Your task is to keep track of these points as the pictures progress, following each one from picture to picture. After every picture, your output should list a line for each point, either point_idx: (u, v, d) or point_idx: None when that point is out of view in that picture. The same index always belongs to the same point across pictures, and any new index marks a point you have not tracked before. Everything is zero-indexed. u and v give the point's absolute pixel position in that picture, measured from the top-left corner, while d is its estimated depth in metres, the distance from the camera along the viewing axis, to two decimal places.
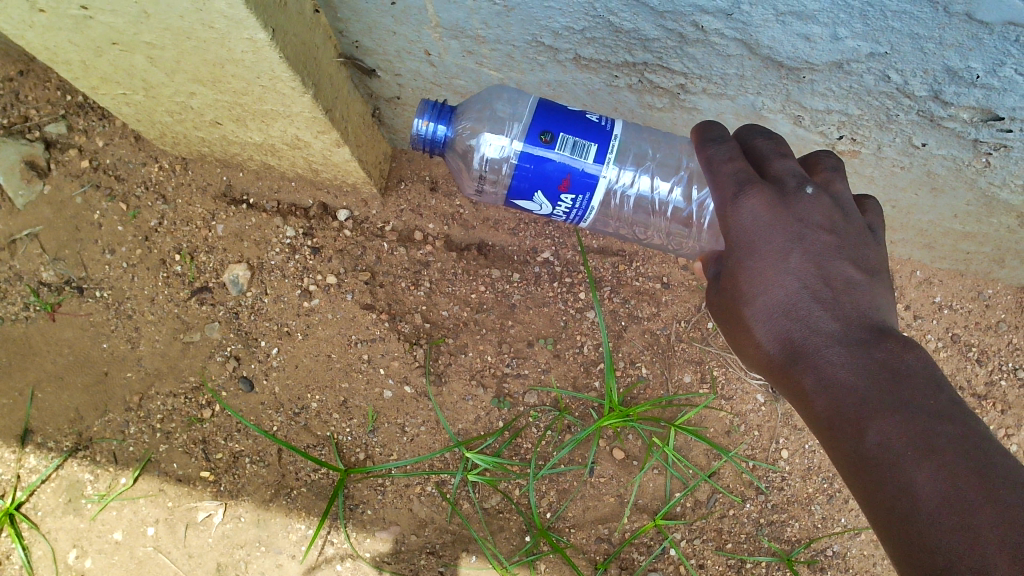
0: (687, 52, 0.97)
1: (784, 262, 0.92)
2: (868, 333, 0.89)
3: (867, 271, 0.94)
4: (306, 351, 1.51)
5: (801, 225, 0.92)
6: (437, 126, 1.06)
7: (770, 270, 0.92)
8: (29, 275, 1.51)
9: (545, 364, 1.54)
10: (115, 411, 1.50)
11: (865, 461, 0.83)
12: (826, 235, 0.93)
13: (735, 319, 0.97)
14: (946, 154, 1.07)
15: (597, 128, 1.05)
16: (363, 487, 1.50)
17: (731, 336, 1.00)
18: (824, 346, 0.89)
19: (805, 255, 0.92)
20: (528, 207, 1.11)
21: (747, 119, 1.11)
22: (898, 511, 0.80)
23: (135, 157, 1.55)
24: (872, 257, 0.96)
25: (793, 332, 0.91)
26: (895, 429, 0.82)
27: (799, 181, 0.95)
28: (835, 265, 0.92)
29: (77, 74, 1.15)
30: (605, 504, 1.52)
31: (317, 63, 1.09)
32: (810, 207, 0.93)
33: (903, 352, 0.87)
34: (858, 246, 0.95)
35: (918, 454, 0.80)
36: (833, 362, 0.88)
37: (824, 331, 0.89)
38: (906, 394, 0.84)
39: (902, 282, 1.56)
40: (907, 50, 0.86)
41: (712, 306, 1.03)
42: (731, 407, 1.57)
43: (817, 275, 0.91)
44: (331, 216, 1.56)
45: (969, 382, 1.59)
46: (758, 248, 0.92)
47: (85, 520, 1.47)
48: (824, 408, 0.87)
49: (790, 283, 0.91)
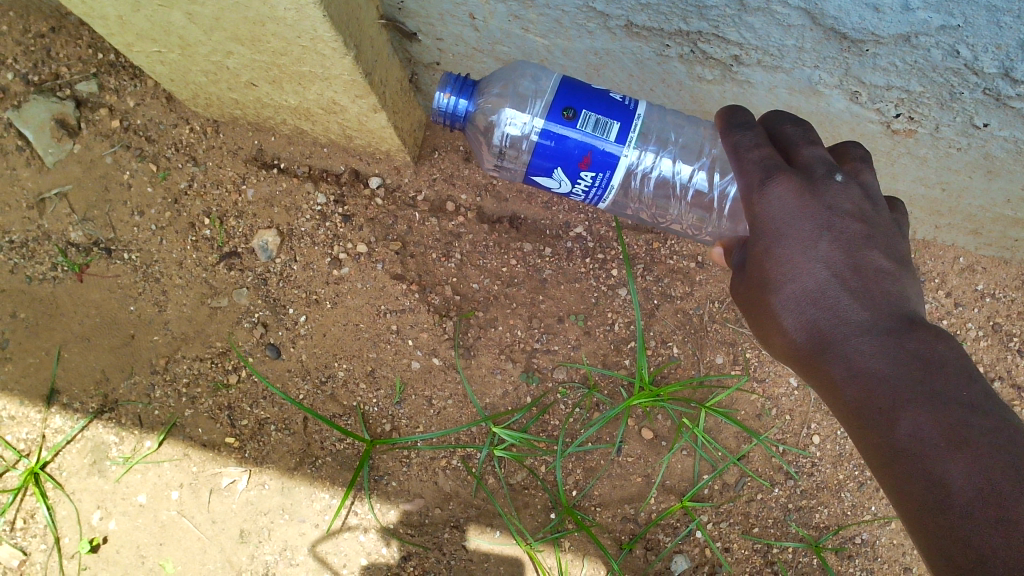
0: (746, 21, 0.93)
1: (814, 250, 0.88)
2: (899, 322, 0.86)
3: (897, 261, 0.91)
4: (334, 320, 1.49)
5: (830, 212, 0.89)
6: (459, 100, 1.05)
7: (797, 259, 0.89)
8: (57, 234, 1.49)
9: (576, 341, 1.52)
10: (141, 374, 1.49)
11: (896, 453, 0.81)
12: (856, 223, 0.90)
13: (761, 308, 0.93)
14: (1008, 136, 1.03)
15: (620, 107, 1.02)
16: (388, 458, 1.49)
17: (755, 326, 0.96)
18: (853, 336, 0.86)
19: (834, 242, 0.89)
20: (548, 184, 1.08)
21: (800, 94, 1.07)
22: (929, 503, 0.78)
23: (166, 118, 1.52)
24: (901, 248, 0.93)
25: (822, 321, 0.87)
26: (928, 421, 0.80)
27: (827, 169, 0.92)
28: (865, 253, 0.89)
29: (113, 30, 1.13)
30: (632, 484, 1.50)
31: (359, 23, 1.06)
32: (839, 195, 0.90)
33: (935, 342, 0.84)
34: (888, 236, 0.92)
35: (951, 445, 0.78)
36: (863, 351, 0.85)
37: (854, 320, 0.86)
38: (938, 385, 0.81)
39: (944, 268, 1.52)
40: (982, 23, 0.83)
41: (735, 295, 0.99)
42: (763, 390, 1.54)
43: (845, 263, 0.88)
44: (362, 183, 1.54)
45: (1009, 373, 1.55)
46: (786, 236, 0.89)
47: (110, 482, 1.48)
48: (854, 398, 0.85)
49: (819, 271, 0.88)
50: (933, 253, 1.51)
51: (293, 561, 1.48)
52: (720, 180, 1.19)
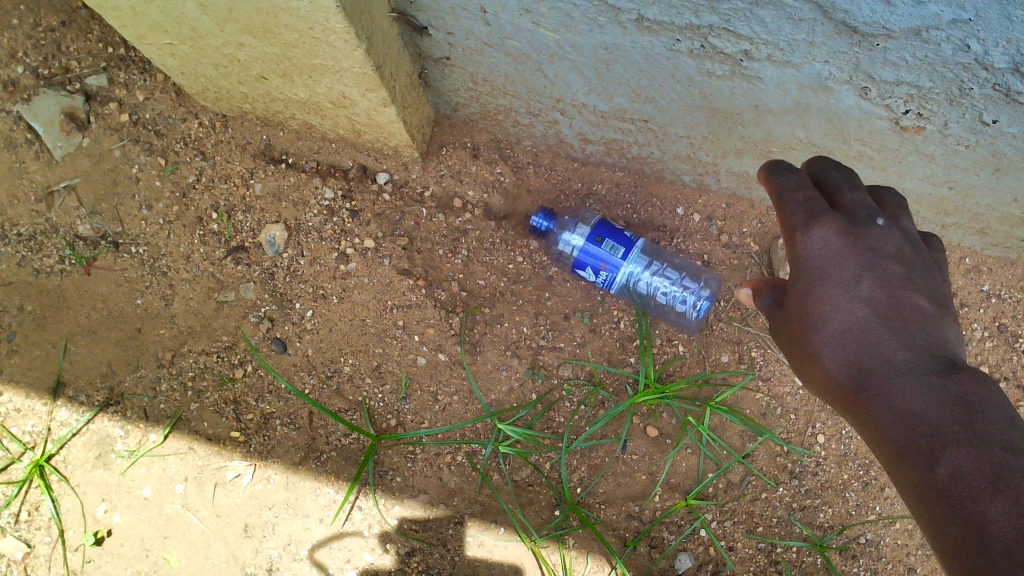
0: (757, 15, 0.94)
1: (854, 290, 0.94)
2: (943, 364, 0.89)
3: (939, 304, 0.95)
4: (341, 315, 1.49)
5: (872, 254, 0.94)
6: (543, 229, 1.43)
7: (839, 297, 0.95)
8: (65, 228, 1.50)
9: (581, 338, 1.52)
10: (147, 367, 1.49)
11: (936, 494, 0.81)
12: (897, 266, 0.95)
13: (806, 348, 0.98)
14: (1016, 133, 1.04)
15: None
16: (393, 453, 1.49)
17: (801, 367, 1.01)
18: (897, 376, 0.89)
19: (875, 284, 0.94)
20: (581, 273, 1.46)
21: (810, 90, 1.08)
22: (968, 546, 0.77)
23: (175, 113, 1.53)
24: (942, 292, 0.97)
25: (865, 360, 0.92)
26: (967, 460, 0.81)
27: (870, 213, 0.96)
28: (905, 295, 0.94)
29: (125, 22, 1.14)
30: (636, 482, 1.51)
31: (371, 16, 1.06)
32: (879, 238, 0.95)
33: (977, 384, 0.86)
34: (929, 280, 0.97)
35: (992, 487, 0.78)
36: (906, 391, 0.88)
37: (896, 360, 0.90)
38: (980, 426, 0.83)
39: (950, 269, 1.52)
40: (993, 17, 0.83)
41: (781, 340, 1.04)
42: (768, 388, 1.53)
43: (888, 304, 0.93)
44: (370, 179, 1.54)
45: (1015, 374, 1.55)
46: (826, 276, 0.95)
47: (115, 474, 1.48)
48: (895, 437, 0.87)
49: (860, 310, 0.93)
50: None
51: (296, 556, 1.48)
52: (693, 297, 1.54)
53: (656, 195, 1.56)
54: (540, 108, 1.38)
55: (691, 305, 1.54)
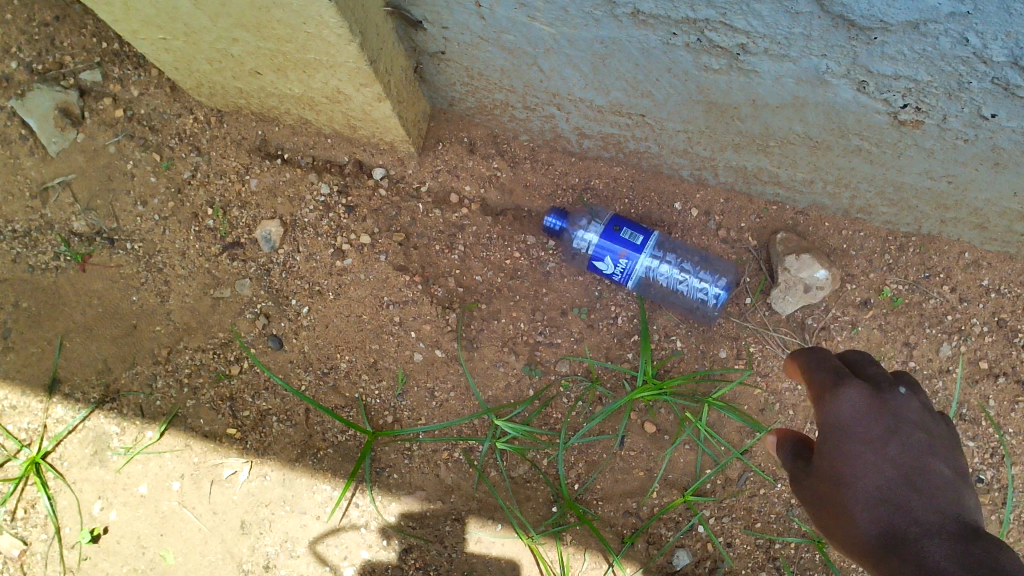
0: (754, 9, 0.93)
1: (882, 450, 0.94)
2: (969, 531, 0.87)
3: (959, 474, 0.96)
4: (337, 311, 1.48)
5: (897, 419, 0.97)
6: (555, 226, 1.44)
7: (868, 457, 0.94)
8: (60, 224, 1.49)
9: (579, 334, 1.51)
10: (143, 364, 1.48)
11: None
12: (920, 434, 0.97)
13: (833, 512, 0.95)
14: (1016, 127, 1.03)
15: None
16: (390, 450, 1.48)
17: (828, 537, 0.97)
18: (926, 538, 0.86)
19: (902, 448, 0.95)
20: (598, 267, 1.45)
21: (808, 84, 1.07)
22: None
23: (170, 108, 1.51)
24: (961, 463, 0.98)
25: (895, 520, 0.89)
26: None
27: (892, 382, 1.01)
28: (930, 463, 0.94)
29: (118, 17, 1.13)
30: (634, 478, 1.51)
31: (365, 11, 1.05)
32: (903, 405, 0.98)
33: (1002, 552, 0.83)
34: (951, 458, 0.98)
35: None
36: (937, 547, 0.85)
37: (926, 522, 0.88)
38: None
39: (949, 264, 1.51)
40: (992, 10, 0.82)
41: (805, 502, 1.01)
42: (766, 384, 1.52)
43: (913, 467, 0.93)
44: (366, 174, 1.53)
45: (1014, 369, 1.52)
46: (854, 432, 0.95)
47: (111, 472, 1.48)
48: None
49: (886, 469, 0.93)
50: (938, 248, 1.51)
51: (293, 553, 1.48)
52: (707, 286, 1.53)
53: (654, 189, 1.55)
54: (536, 102, 1.37)
55: (706, 295, 1.53)
